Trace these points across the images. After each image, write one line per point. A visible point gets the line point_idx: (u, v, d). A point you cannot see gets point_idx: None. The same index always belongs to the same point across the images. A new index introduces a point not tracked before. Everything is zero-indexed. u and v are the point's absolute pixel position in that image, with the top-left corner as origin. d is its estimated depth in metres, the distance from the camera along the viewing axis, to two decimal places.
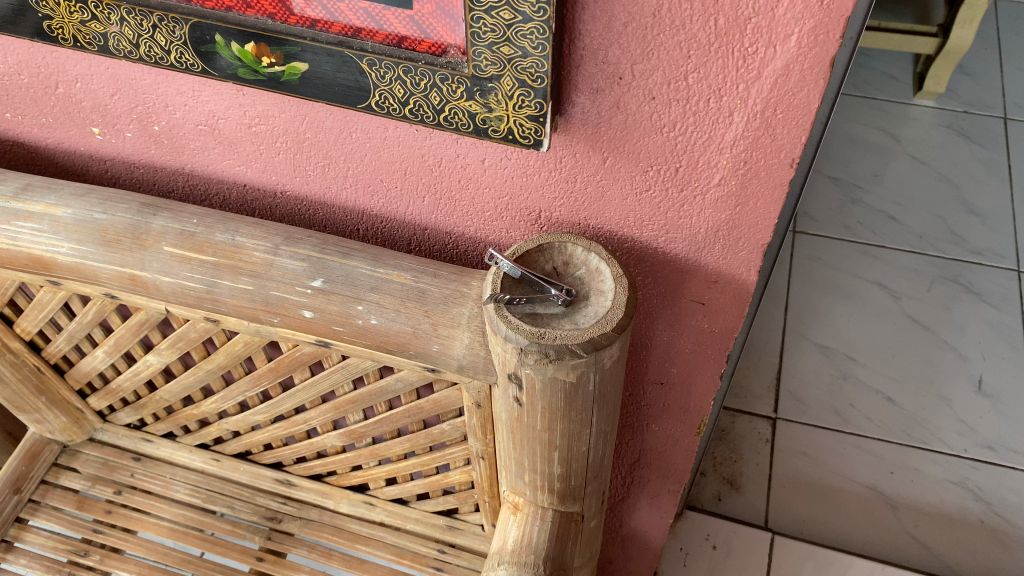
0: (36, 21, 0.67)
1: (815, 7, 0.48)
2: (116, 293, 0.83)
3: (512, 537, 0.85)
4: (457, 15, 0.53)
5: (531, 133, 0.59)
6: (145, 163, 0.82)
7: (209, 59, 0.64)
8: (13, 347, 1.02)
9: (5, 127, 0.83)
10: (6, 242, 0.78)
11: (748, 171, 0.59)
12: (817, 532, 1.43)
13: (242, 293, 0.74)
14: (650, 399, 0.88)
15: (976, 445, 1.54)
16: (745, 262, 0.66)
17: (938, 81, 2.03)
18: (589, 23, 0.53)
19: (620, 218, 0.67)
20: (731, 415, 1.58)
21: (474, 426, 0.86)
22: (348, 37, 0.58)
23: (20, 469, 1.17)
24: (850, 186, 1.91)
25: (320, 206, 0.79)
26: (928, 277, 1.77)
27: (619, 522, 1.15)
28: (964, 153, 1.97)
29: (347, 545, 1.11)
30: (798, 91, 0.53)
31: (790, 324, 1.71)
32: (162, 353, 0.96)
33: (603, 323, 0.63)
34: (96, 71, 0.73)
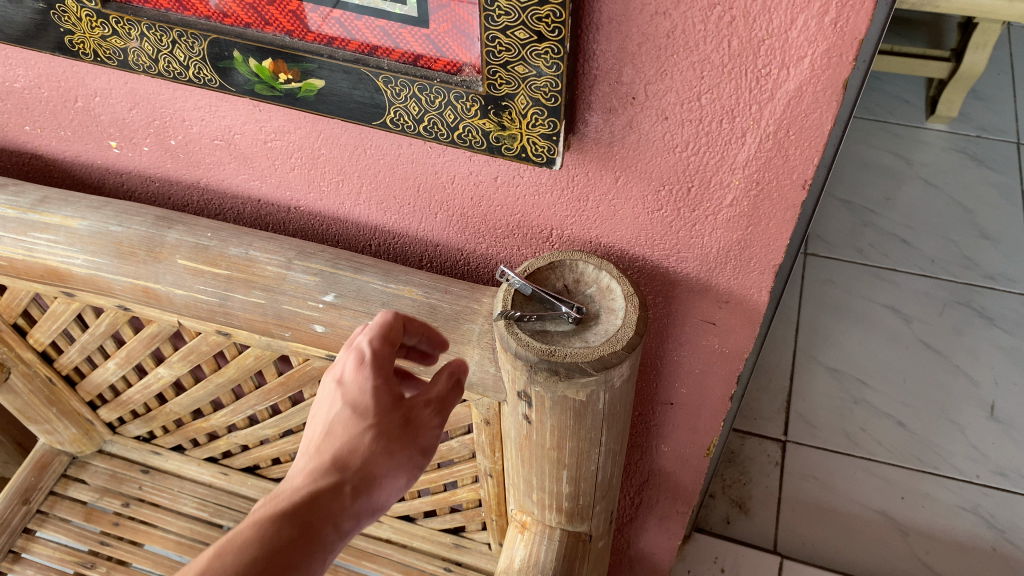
0: (58, 36, 0.68)
1: (828, 30, 0.48)
2: (129, 305, 0.84)
3: (519, 555, 0.85)
4: (472, 35, 0.54)
5: (544, 151, 0.59)
6: (160, 177, 0.83)
7: (227, 75, 0.64)
8: (25, 357, 1.03)
9: (24, 139, 0.84)
10: (22, 253, 0.79)
11: (760, 191, 0.59)
12: (826, 556, 1.42)
13: (255, 307, 0.75)
14: (659, 420, 0.88)
15: (988, 471, 1.53)
16: (756, 282, 0.66)
17: (950, 106, 2.03)
18: (603, 44, 0.54)
19: (631, 236, 0.67)
20: (740, 437, 1.57)
21: (483, 443, 0.86)
22: (364, 55, 0.59)
23: (29, 479, 1.18)
24: (861, 210, 1.91)
25: (334, 221, 0.79)
26: (939, 301, 1.77)
27: (626, 544, 1.14)
28: (976, 177, 1.97)
29: (352, 562, 1.10)
30: (810, 112, 0.53)
31: (801, 345, 1.71)
32: (173, 366, 0.96)
33: (614, 341, 0.63)
34: (115, 86, 0.74)
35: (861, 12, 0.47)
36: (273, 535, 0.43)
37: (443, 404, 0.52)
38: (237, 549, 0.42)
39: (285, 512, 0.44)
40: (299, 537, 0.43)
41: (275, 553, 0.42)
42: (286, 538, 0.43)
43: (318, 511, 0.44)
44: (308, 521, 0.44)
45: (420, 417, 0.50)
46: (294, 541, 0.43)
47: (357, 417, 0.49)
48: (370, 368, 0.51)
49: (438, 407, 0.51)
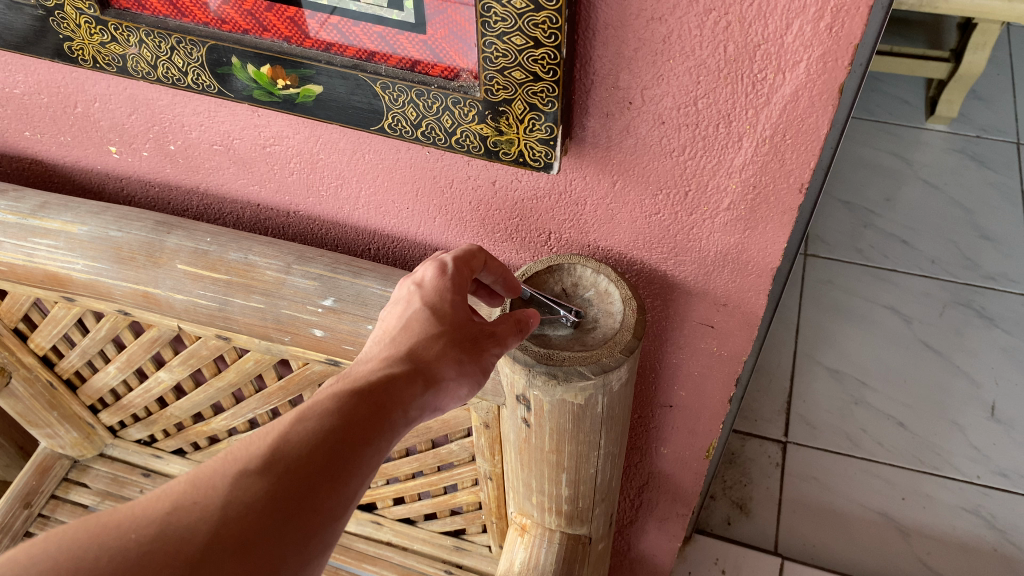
0: (57, 42, 0.68)
1: (824, 34, 0.48)
2: (129, 309, 0.84)
3: (519, 559, 0.86)
4: (469, 41, 0.54)
5: (541, 156, 0.60)
6: (160, 182, 0.83)
7: (225, 81, 0.65)
8: (26, 361, 1.04)
9: (24, 145, 0.85)
10: (23, 259, 0.80)
11: (757, 195, 0.59)
12: (827, 556, 1.42)
13: (254, 311, 0.75)
14: (659, 422, 0.88)
15: (989, 472, 1.53)
16: (754, 286, 0.66)
17: (950, 106, 2.03)
18: (599, 49, 0.54)
19: (629, 240, 0.67)
20: (740, 438, 1.57)
21: (483, 446, 0.86)
22: (362, 60, 0.59)
23: (31, 483, 1.18)
24: (861, 210, 1.91)
25: (333, 226, 0.79)
26: (939, 302, 1.77)
27: (627, 546, 1.14)
28: (976, 178, 1.97)
29: (353, 565, 1.10)
30: (806, 117, 0.53)
31: (801, 346, 1.71)
32: (174, 370, 0.97)
33: (611, 346, 0.64)
34: (114, 91, 0.74)
35: (857, 18, 0.47)
36: (349, 409, 0.47)
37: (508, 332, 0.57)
38: (317, 414, 0.46)
39: (362, 391, 0.48)
40: (375, 414, 0.47)
41: (349, 425, 0.46)
42: (362, 413, 0.47)
43: (392, 395, 0.49)
44: (383, 401, 0.48)
45: (485, 337, 0.55)
46: (368, 417, 0.47)
47: (435, 319, 0.54)
48: (449, 278, 0.57)
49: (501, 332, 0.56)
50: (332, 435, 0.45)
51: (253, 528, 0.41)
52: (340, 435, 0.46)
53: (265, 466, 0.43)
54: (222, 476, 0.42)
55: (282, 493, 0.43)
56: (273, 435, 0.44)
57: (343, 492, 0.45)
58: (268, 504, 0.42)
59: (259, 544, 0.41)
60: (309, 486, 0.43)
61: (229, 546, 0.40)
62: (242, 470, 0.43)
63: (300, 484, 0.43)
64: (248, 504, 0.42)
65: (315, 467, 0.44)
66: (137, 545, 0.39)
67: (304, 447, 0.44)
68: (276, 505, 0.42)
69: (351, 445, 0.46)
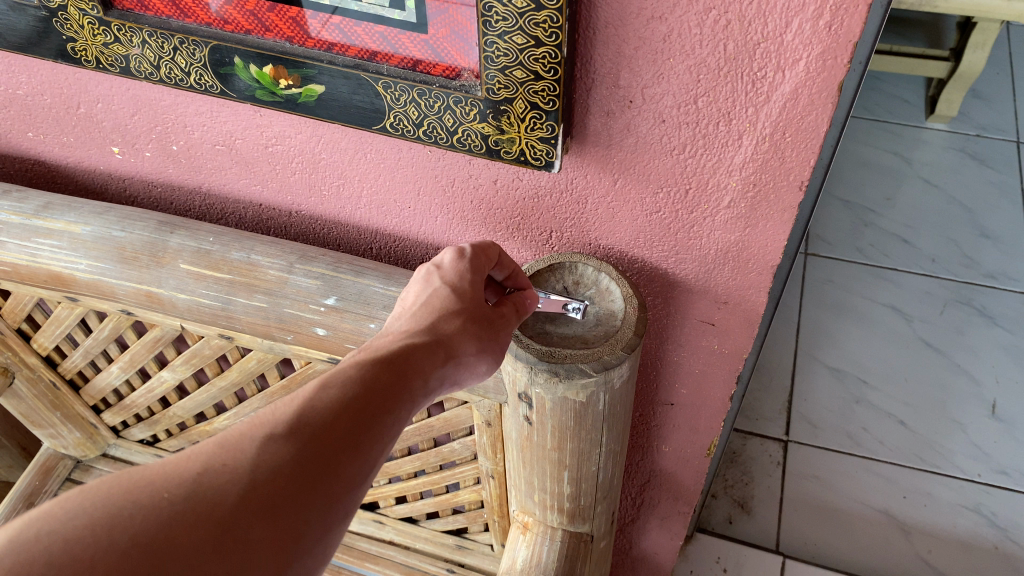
0: (60, 43, 0.68)
1: (823, 33, 0.49)
2: (132, 309, 0.84)
3: (521, 556, 0.86)
4: (471, 40, 0.55)
5: (542, 154, 0.60)
6: (162, 182, 0.83)
7: (227, 81, 0.65)
8: (29, 362, 1.04)
9: (27, 146, 0.85)
10: (27, 259, 0.80)
11: (758, 193, 0.60)
12: (829, 555, 1.42)
13: (257, 310, 0.76)
14: (660, 420, 0.89)
15: (990, 470, 1.53)
16: (754, 283, 0.67)
17: (950, 105, 2.03)
18: (600, 48, 0.54)
19: (630, 238, 0.68)
20: (742, 437, 1.57)
21: (484, 444, 0.86)
22: (364, 60, 0.59)
23: (33, 484, 1.19)
24: (862, 209, 1.92)
25: (335, 225, 0.80)
26: (940, 300, 1.77)
27: (629, 544, 1.15)
28: (977, 176, 1.97)
29: (355, 564, 1.12)
30: (806, 115, 0.53)
31: (802, 345, 1.71)
32: (176, 370, 0.97)
33: (613, 343, 0.65)
34: (117, 92, 0.75)
35: (856, 16, 0.47)
36: (372, 378, 0.46)
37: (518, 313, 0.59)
38: (339, 383, 0.45)
39: (385, 362, 0.48)
40: (398, 382, 0.47)
41: (373, 394, 0.46)
42: (387, 381, 0.47)
43: (417, 363, 0.49)
44: (408, 370, 0.48)
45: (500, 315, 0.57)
46: (391, 385, 0.47)
47: (455, 297, 0.55)
48: (468, 261, 0.57)
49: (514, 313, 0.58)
50: (357, 402, 0.45)
51: (283, 492, 0.40)
52: (365, 403, 0.45)
53: (292, 431, 0.42)
54: (249, 440, 0.41)
55: (312, 457, 0.42)
56: (298, 402, 0.43)
57: (369, 460, 0.44)
58: (297, 468, 0.41)
59: (286, 510, 0.40)
60: (335, 452, 0.43)
61: (261, 510, 0.39)
62: (269, 434, 0.42)
63: (328, 450, 0.42)
64: (278, 467, 0.40)
65: (342, 433, 0.43)
66: (171, 502, 0.38)
67: (330, 414, 0.43)
68: (305, 470, 0.41)
69: (375, 411, 0.45)
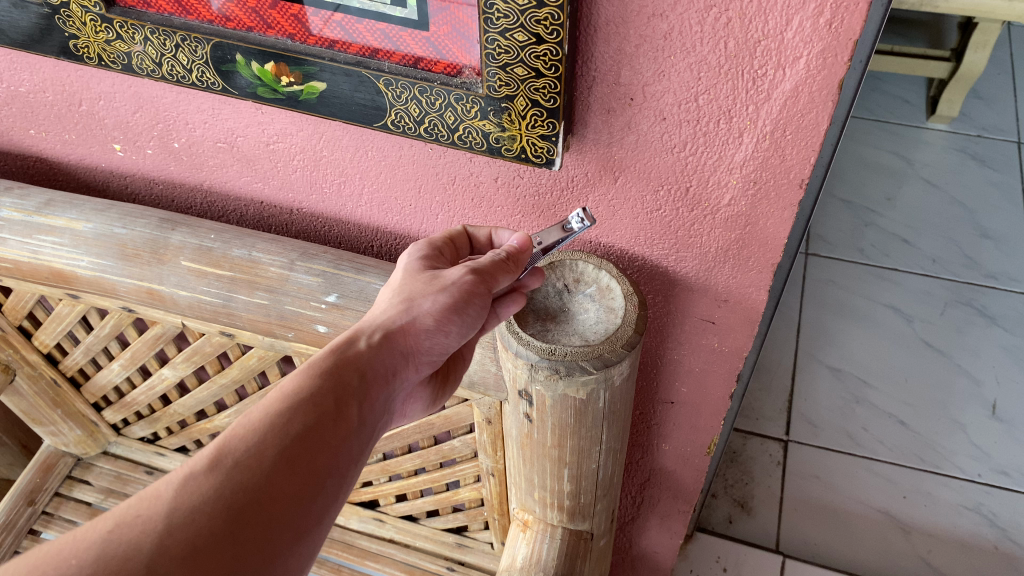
0: (62, 40, 0.68)
1: (823, 31, 0.49)
2: (133, 306, 0.84)
3: (521, 554, 0.86)
4: (472, 37, 0.55)
5: (543, 152, 0.60)
6: (164, 180, 0.84)
7: (229, 78, 0.65)
8: (31, 359, 1.04)
9: (28, 143, 0.85)
10: (28, 256, 0.80)
11: (758, 191, 0.60)
12: (829, 555, 1.42)
13: (258, 308, 0.76)
14: (660, 418, 0.89)
15: (990, 470, 1.53)
16: (755, 281, 0.67)
17: (951, 105, 2.03)
18: (601, 45, 0.54)
19: (631, 236, 0.68)
20: (742, 437, 1.57)
21: (485, 442, 0.87)
22: (365, 57, 0.59)
23: (34, 480, 1.19)
24: (862, 210, 1.92)
25: (337, 223, 0.80)
26: (940, 300, 1.77)
27: (629, 543, 1.15)
28: (978, 177, 1.97)
29: (356, 562, 1.12)
30: (807, 113, 0.53)
31: (802, 345, 1.71)
32: (177, 367, 0.97)
33: (613, 340, 0.65)
34: (119, 89, 0.75)
35: (856, 14, 0.47)
36: (298, 403, 0.49)
37: (491, 266, 0.58)
38: (259, 415, 0.48)
39: (310, 378, 0.51)
40: (323, 395, 0.50)
41: (294, 417, 0.48)
42: (308, 398, 0.49)
43: (341, 362, 0.52)
44: (331, 376, 0.51)
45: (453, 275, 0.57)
46: (318, 406, 0.49)
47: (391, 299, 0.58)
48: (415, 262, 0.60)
49: (483, 270, 0.58)
50: (278, 427, 0.47)
51: (208, 528, 0.42)
52: (285, 426, 0.47)
53: (212, 467, 0.44)
54: (169, 486, 0.43)
55: (235, 490, 0.44)
56: (216, 442, 0.46)
57: (301, 480, 0.46)
58: (220, 505, 0.43)
59: (208, 548, 0.41)
60: (261, 482, 0.45)
61: (185, 551, 0.41)
62: (190, 475, 0.44)
63: (252, 481, 0.44)
64: (201, 508, 0.42)
65: (265, 461, 0.45)
66: (82, 564, 0.39)
67: (249, 445, 0.46)
68: (229, 505, 0.43)
69: (298, 434, 0.47)
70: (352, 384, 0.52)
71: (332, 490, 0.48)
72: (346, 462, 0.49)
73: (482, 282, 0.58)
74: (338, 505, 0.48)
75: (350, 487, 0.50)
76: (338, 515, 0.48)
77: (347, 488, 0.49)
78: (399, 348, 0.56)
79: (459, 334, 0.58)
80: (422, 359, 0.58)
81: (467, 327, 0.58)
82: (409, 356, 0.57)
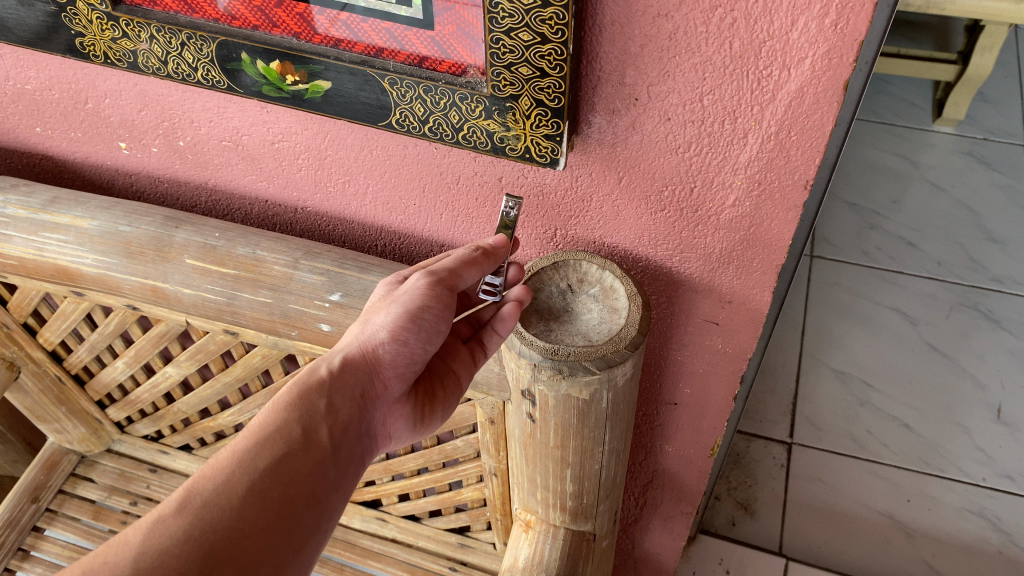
0: (69, 38, 0.69)
1: (829, 31, 0.49)
2: (138, 304, 0.85)
3: (523, 554, 0.86)
4: (477, 37, 0.55)
5: (547, 152, 0.60)
6: (169, 178, 0.84)
7: (234, 76, 0.65)
8: (36, 356, 1.04)
9: (34, 140, 0.85)
10: (33, 253, 0.81)
11: (762, 192, 0.60)
12: (833, 558, 1.42)
13: (262, 306, 0.76)
14: (663, 420, 0.89)
15: (994, 474, 1.52)
16: (759, 283, 0.67)
17: (958, 108, 2.02)
18: (606, 45, 0.54)
19: (635, 236, 0.68)
20: (745, 439, 1.57)
21: (487, 442, 0.87)
22: (370, 56, 0.60)
23: (38, 478, 1.19)
24: (868, 212, 1.91)
25: (340, 222, 0.80)
26: (946, 303, 1.77)
27: (631, 544, 1.15)
28: (983, 180, 1.97)
29: (358, 561, 1.11)
30: (812, 113, 0.53)
31: (806, 348, 1.71)
32: (182, 365, 0.97)
33: (616, 341, 0.65)
34: (125, 87, 0.75)
35: (861, 14, 0.47)
36: (262, 442, 0.53)
37: (452, 265, 0.59)
38: (228, 453, 0.52)
39: (275, 412, 0.55)
40: (289, 426, 0.54)
41: (261, 452, 0.52)
42: (274, 433, 0.53)
43: (304, 391, 0.56)
44: (295, 406, 0.55)
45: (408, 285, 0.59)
46: (283, 442, 0.53)
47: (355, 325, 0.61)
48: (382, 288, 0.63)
49: (442, 270, 0.59)
50: (245, 463, 0.51)
51: (178, 569, 0.46)
52: (252, 461, 0.52)
53: (180, 509, 0.48)
54: (139, 532, 0.47)
55: (202, 529, 0.48)
56: (184, 486, 0.50)
57: (272, 511, 0.51)
58: (190, 545, 0.47)
59: None
60: (229, 519, 0.49)
61: None
62: (159, 520, 0.48)
63: (221, 520, 0.49)
64: (170, 550, 0.47)
65: (232, 498, 0.50)
66: None
67: (215, 484, 0.50)
68: (198, 543, 0.47)
69: (266, 467, 0.52)
70: (319, 411, 0.55)
71: (308, 515, 0.52)
72: (321, 487, 0.54)
73: (439, 283, 0.58)
74: (316, 528, 0.53)
75: (328, 508, 0.54)
76: (317, 537, 0.53)
77: (326, 510, 0.54)
78: (361, 369, 0.58)
79: (422, 339, 0.59)
80: (391, 374, 0.60)
81: (431, 333, 0.59)
82: (375, 375, 0.59)
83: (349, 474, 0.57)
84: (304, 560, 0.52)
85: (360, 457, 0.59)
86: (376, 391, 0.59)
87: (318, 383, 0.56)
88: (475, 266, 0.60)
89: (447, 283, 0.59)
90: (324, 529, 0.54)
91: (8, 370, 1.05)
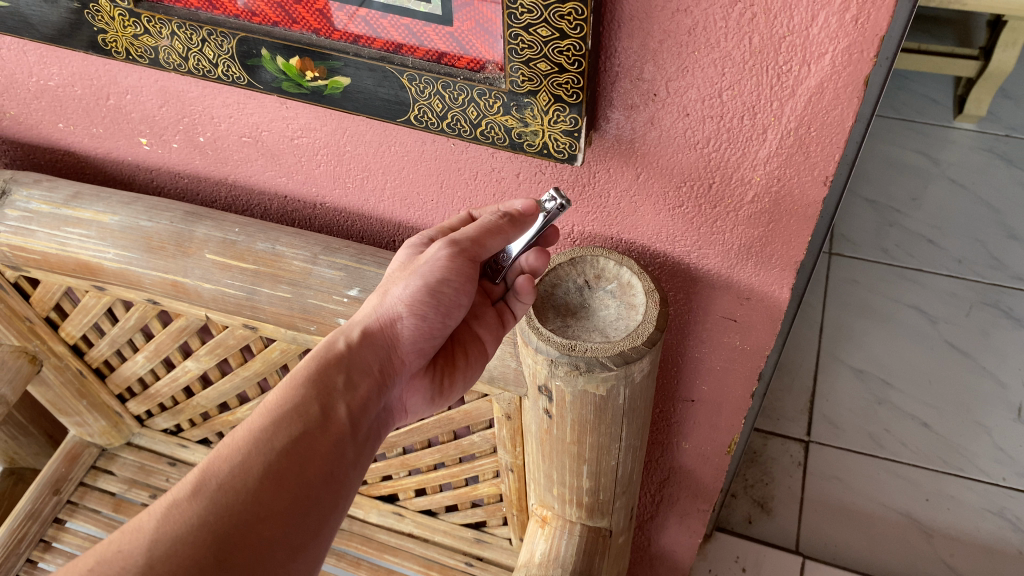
0: (91, 35, 0.69)
1: (849, 26, 0.48)
2: (158, 299, 0.86)
3: (539, 550, 0.86)
4: (496, 32, 0.55)
5: (565, 148, 0.60)
6: (189, 173, 0.85)
7: (254, 72, 0.66)
8: (57, 350, 1.06)
9: (57, 136, 0.86)
10: (57, 248, 0.82)
11: (782, 187, 0.59)
12: (851, 556, 1.41)
13: (281, 300, 0.77)
14: (680, 417, 0.89)
15: (1015, 474, 1.51)
16: (778, 279, 0.66)
17: (980, 105, 2.00)
18: (624, 41, 0.54)
19: (653, 233, 0.68)
20: (763, 438, 1.56)
21: (504, 438, 0.87)
22: (389, 52, 0.60)
23: (59, 470, 1.20)
24: (887, 209, 1.90)
25: (358, 217, 0.80)
26: (967, 302, 1.75)
27: (647, 541, 1.14)
28: (1005, 176, 1.95)
29: (375, 555, 1.11)
30: (832, 108, 0.53)
31: (825, 346, 1.70)
32: (201, 359, 0.98)
33: (634, 337, 0.65)
34: (146, 83, 0.75)
35: (883, 10, 0.47)
36: (280, 421, 0.53)
37: (474, 232, 0.59)
38: (244, 435, 0.53)
39: (292, 388, 0.56)
40: (307, 405, 0.55)
41: (278, 431, 0.53)
42: (291, 412, 0.54)
43: (322, 366, 0.57)
44: (312, 384, 0.56)
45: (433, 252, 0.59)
46: (300, 420, 0.54)
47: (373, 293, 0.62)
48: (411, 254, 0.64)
49: (464, 238, 0.59)
50: (261, 444, 0.52)
51: (192, 556, 0.46)
52: (268, 442, 0.52)
53: (195, 494, 0.49)
54: (152, 518, 0.48)
55: (216, 513, 0.48)
56: (199, 468, 0.50)
57: (289, 493, 0.51)
58: (204, 532, 0.47)
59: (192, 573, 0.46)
60: (244, 502, 0.49)
61: None
62: (173, 504, 0.48)
63: (235, 504, 0.49)
64: (184, 537, 0.47)
65: (247, 481, 0.50)
66: None
67: (231, 467, 0.50)
68: (213, 529, 0.48)
69: (282, 447, 0.52)
70: (336, 387, 0.57)
71: (325, 497, 0.53)
72: (339, 467, 0.55)
73: (462, 251, 0.59)
74: (334, 508, 0.54)
75: (346, 487, 0.55)
76: (334, 518, 0.54)
77: (344, 489, 0.55)
78: (380, 344, 0.60)
79: (441, 314, 0.60)
80: (409, 352, 0.61)
81: (449, 308, 0.61)
82: (392, 352, 0.61)
83: (365, 452, 0.58)
84: (322, 542, 0.53)
85: (377, 434, 0.60)
86: (394, 368, 0.61)
87: (336, 358, 0.58)
88: (498, 235, 0.60)
89: (468, 253, 0.59)
90: (342, 510, 0.54)
91: (31, 363, 1.06)
